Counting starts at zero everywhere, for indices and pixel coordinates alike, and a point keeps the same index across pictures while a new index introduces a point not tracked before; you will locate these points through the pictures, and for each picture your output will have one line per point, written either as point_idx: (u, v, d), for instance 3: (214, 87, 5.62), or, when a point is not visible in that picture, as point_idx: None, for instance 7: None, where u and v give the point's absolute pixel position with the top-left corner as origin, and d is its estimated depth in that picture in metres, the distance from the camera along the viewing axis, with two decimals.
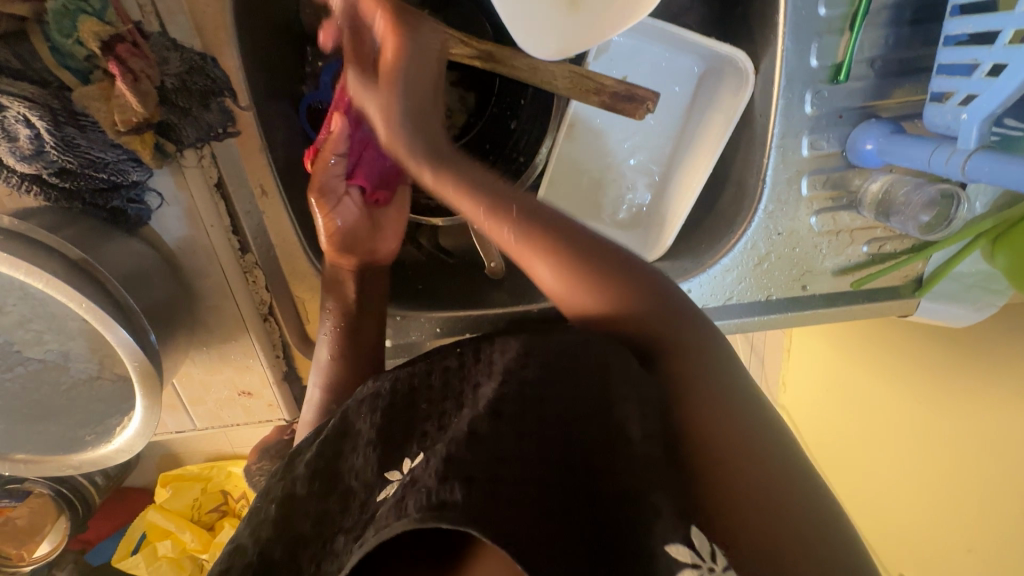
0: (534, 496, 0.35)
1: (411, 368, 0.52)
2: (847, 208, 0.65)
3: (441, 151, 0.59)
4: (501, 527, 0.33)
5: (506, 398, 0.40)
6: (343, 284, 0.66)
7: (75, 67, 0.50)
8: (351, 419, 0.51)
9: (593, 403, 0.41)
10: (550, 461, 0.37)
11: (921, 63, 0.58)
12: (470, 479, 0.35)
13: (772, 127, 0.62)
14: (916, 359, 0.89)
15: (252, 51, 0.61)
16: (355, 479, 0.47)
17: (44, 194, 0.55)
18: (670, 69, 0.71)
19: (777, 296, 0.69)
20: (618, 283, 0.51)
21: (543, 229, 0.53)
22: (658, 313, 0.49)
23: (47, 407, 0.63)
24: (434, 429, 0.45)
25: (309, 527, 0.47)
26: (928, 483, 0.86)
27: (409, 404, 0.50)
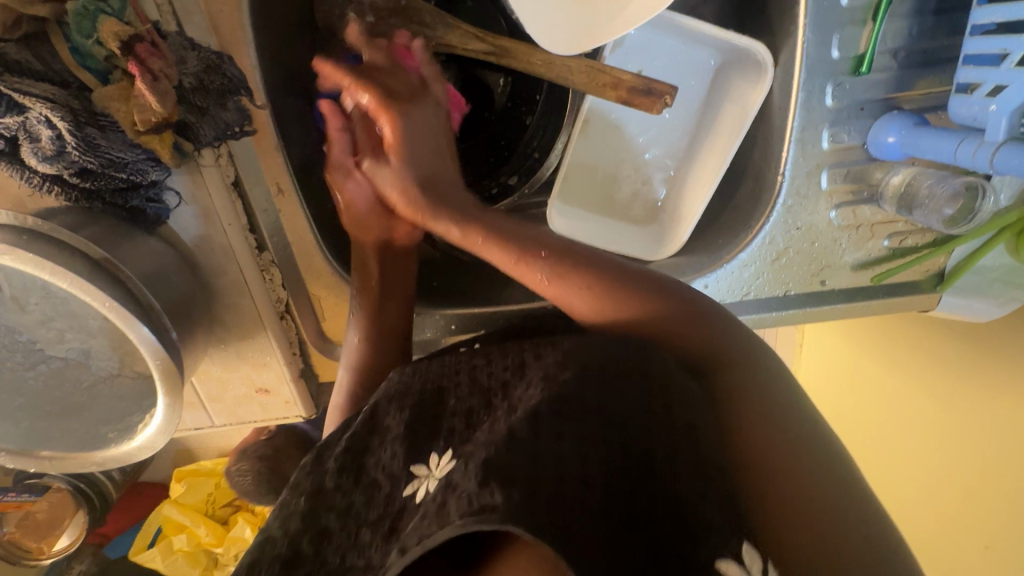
0: (570, 501, 0.35)
1: (443, 365, 0.53)
2: (868, 202, 0.64)
3: (458, 211, 0.62)
4: (549, 529, 0.33)
5: (545, 402, 0.39)
6: (368, 267, 0.65)
7: (95, 67, 0.50)
8: (380, 414, 0.51)
9: (633, 404, 0.40)
10: (587, 462, 0.37)
11: (945, 54, 0.57)
12: (512, 483, 0.35)
13: (791, 120, 0.61)
14: (935, 351, 0.87)
15: (267, 49, 0.61)
16: (382, 472, 0.47)
17: (64, 194, 0.55)
18: (686, 62, 0.70)
19: (795, 291, 0.68)
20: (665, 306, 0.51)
21: (572, 266, 0.55)
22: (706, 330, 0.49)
23: (69, 405, 0.63)
24: (463, 426, 0.46)
25: (335, 520, 0.47)
26: (936, 475, 0.86)
27: (436, 402, 0.50)
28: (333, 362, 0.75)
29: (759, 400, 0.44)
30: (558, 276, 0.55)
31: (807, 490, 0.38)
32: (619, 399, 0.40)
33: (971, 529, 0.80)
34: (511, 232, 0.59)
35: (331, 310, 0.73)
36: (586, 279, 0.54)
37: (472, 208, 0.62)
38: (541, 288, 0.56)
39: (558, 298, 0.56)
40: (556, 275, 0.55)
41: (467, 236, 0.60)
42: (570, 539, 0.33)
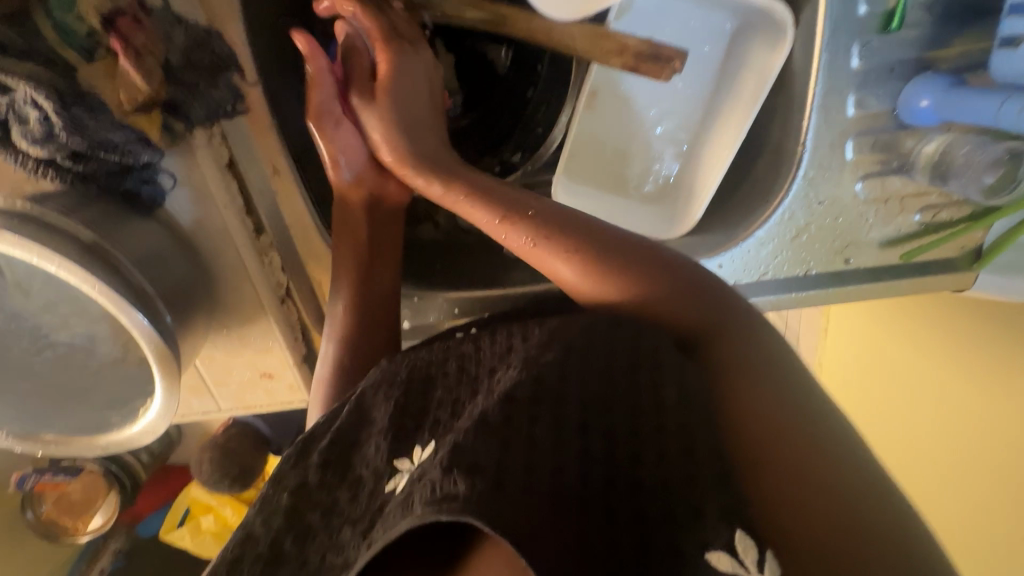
0: (543, 488, 0.34)
1: (430, 353, 0.51)
2: (898, 173, 0.59)
3: (443, 160, 0.58)
4: (511, 524, 0.31)
5: (519, 384, 0.38)
6: (355, 221, 0.61)
7: (78, 45, 0.48)
8: (366, 405, 0.50)
9: (615, 391, 0.38)
10: (563, 450, 0.36)
11: (988, 4, 0.52)
12: (476, 470, 0.34)
13: (813, 85, 0.56)
14: (964, 337, 0.83)
15: (258, 24, 0.59)
16: (366, 467, 0.46)
17: (60, 177, 0.54)
18: (700, 27, 0.65)
19: (817, 270, 0.64)
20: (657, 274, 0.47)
21: (558, 229, 0.51)
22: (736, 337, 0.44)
23: (76, 390, 0.64)
24: (447, 416, 0.45)
25: (319, 518, 0.46)
26: (960, 464, 0.83)
27: (424, 391, 0.49)
28: None
29: (759, 380, 0.41)
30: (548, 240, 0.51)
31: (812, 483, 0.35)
32: (612, 390, 0.38)
33: (992, 521, 0.77)
34: (492, 193, 0.55)
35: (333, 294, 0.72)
36: (575, 247, 0.50)
37: (447, 160, 0.58)
38: (524, 254, 0.52)
39: (548, 270, 0.51)
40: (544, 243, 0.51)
41: (447, 194, 0.56)
42: (536, 534, 0.31)
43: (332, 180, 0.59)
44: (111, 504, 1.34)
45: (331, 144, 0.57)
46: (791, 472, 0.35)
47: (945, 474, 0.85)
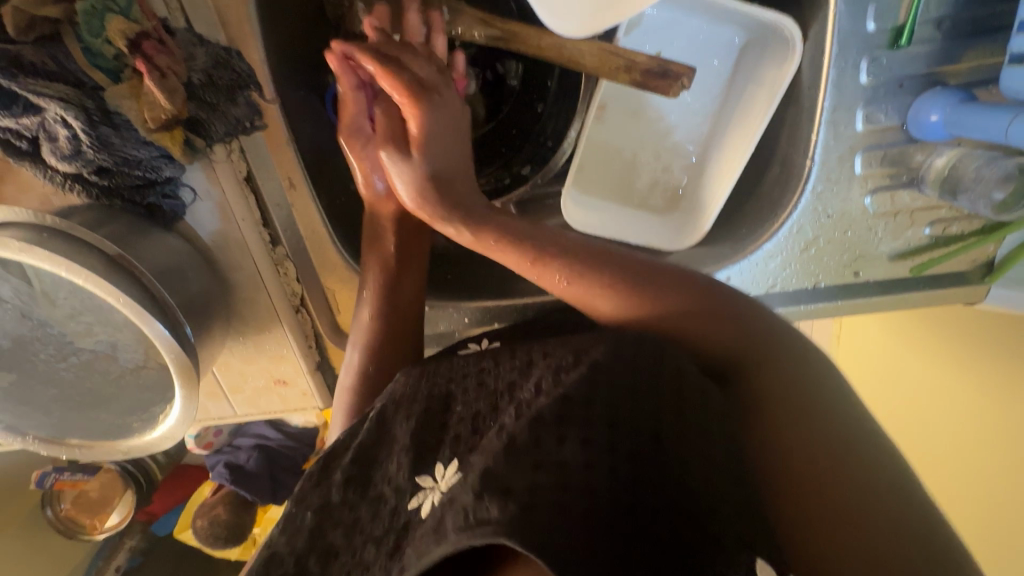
0: (579, 506, 0.34)
1: (448, 372, 0.54)
2: (907, 187, 0.59)
3: (479, 213, 0.56)
4: (553, 546, 0.32)
5: (548, 404, 0.39)
6: (383, 240, 0.65)
7: (105, 66, 0.51)
8: (387, 421, 0.52)
9: (641, 410, 0.39)
10: (596, 466, 0.36)
11: (998, 21, 0.51)
12: (507, 494, 0.35)
13: (821, 101, 0.56)
14: (985, 350, 0.80)
15: (274, 42, 0.60)
16: (387, 484, 0.48)
17: (86, 192, 0.57)
18: (707, 41, 0.66)
19: (826, 283, 0.65)
20: (670, 288, 0.48)
21: (587, 266, 0.51)
22: (710, 322, 0.46)
23: (100, 394, 0.66)
24: (469, 432, 0.47)
25: (341, 535, 0.48)
26: (958, 469, 0.84)
27: (444, 408, 0.50)
28: None
29: (799, 410, 0.41)
30: (557, 266, 0.51)
31: (831, 505, 0.36)
32: (633, 399, 0.39)
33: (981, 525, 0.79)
34: (528, 232, 0.54)
35: (345, 303, 0.73)
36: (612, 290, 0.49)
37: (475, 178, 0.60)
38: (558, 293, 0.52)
39: (583, 302, 0.51)
40: (583, 270, 0.51)
41: (479, 239, 0.55)
42: (566, 550, 0.32)
43: (361, 191, 0.63)
44: (126, 503, 1.39)
45: (360, 159, 0.61)
46: (832, 493, 0.37)
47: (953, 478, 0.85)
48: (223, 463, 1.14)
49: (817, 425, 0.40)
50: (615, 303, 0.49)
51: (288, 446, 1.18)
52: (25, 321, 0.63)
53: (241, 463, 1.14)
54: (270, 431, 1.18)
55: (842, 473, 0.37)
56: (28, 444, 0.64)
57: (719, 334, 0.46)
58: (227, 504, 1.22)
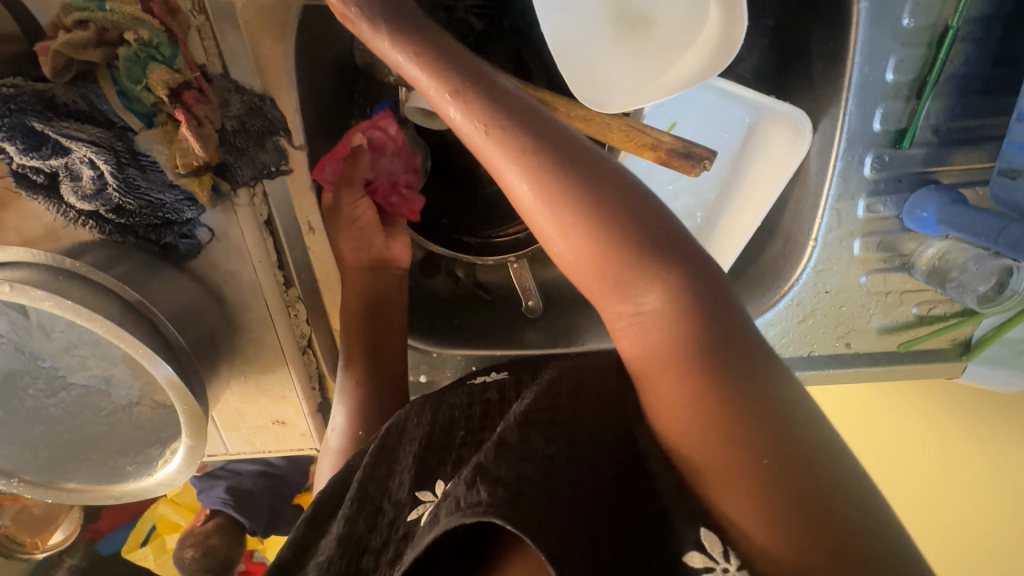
0: (566, 499, 0.34)
1: (462, 399, 0.55)
2: (899, 270, 0.64)
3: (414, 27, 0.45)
4: (525, 520, 0.32)
5: (534, 404, 0.40)
6: (355, 291, 0.68)
7: (140, 111, 0.49)
8: (394, 446, 0.54)
9: (621, 429, 0.39)
10: (579, 460, 0.36)
11: (988, 132, 0.56)
12: (497, 482, 0.34)
13: (827, 188, 0.60)
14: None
15: (305, 90, 0.60)
16: (388, 500, 0.49)
17: (98, 228, 0.55)
18: (718, 117, 0.70)
19: (820, 352, 0.69)
20: (600, 195, 0.38)
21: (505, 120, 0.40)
22: (647, 246, 0.38)
23: (89, 432, 0.64)
24: (468, 458, 0.48)
25: (332, 549, 0.47)
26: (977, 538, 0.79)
27: (447, 432, 0.52)
28: None
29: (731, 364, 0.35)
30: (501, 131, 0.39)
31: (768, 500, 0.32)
32: (620, 420, 0.40)
33: None
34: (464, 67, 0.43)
35: None
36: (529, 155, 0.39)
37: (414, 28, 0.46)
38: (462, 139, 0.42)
39: (489, 165, 0.40)
40: (492, 130, 0.40)
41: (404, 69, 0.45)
42: (556, 532, 0.32)
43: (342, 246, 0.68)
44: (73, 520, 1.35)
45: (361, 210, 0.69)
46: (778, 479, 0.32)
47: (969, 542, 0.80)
48: (221, 486, 1.13)
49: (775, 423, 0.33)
50: (529, 179, 0.38)
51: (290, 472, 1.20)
52: (17, 355, 0.60)
53: (244, 488, 1.14)
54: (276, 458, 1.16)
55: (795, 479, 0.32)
56: (13, 487, 0.62)
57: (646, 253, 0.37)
58: (223, 535, 1.16)
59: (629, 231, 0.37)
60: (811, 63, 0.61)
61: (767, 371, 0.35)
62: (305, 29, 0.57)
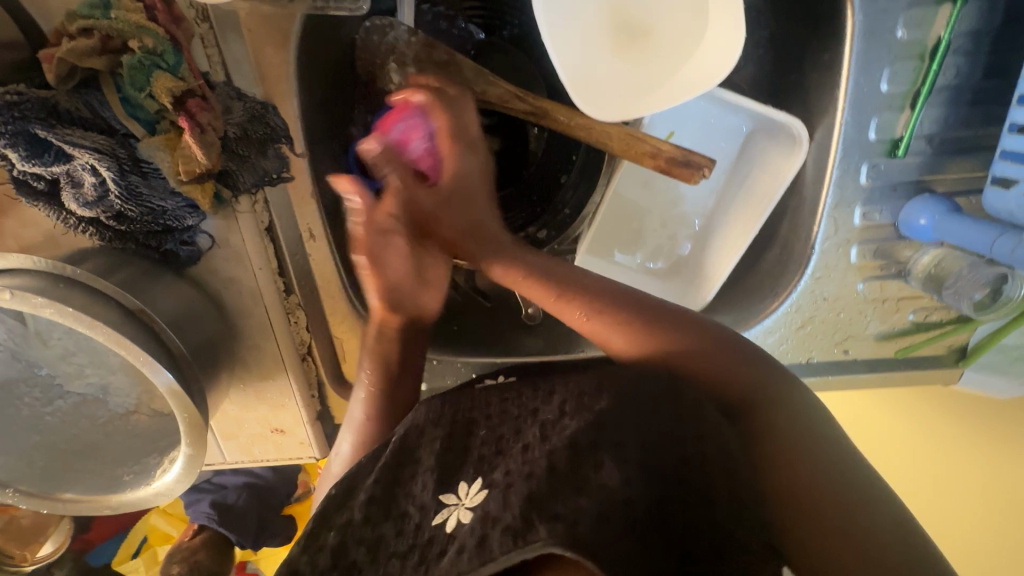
0: (619, 514, 0.41)
1: (471, 401, 0.60)
2: (895, 277, 0.64)
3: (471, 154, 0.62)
4: (585, 541, 0.40)
5: (582, 431, 0.46)
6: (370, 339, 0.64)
7: (144, 118, 0.49)
8: (410, 446, 0.56)
9: (666, 431, 0.46)
10: (631, 482, 0.43)
11: (979, 141, 0.57)
12: (556, 519, 0.41)
13: (824, 196, 0.61)
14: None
15: (308, 98, 0.61)
16: (412, 503, 0.52)
17: (98, 235, 0.55)
18: (716, 125, 0.72)
19: (817, 359, 0.70)
20: (643, 317, 0.58)
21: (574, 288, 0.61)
22: (677, 330, 0.57)
23: (85, 440, 0.63)
24: (491, 455, 0.52)
25: (363, 552, 0.51)
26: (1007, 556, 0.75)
27: (467, 432, 0.56)
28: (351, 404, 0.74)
29: (758, 406, 0.54)
30: (529, 278, 0.62)
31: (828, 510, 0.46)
32: (659, 429, 0.46)
33: None
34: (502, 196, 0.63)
35: (352, 354, 0.73)
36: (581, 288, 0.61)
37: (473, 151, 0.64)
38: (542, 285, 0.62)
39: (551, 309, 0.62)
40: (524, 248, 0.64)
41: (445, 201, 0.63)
42: (613, 558, 0.39)
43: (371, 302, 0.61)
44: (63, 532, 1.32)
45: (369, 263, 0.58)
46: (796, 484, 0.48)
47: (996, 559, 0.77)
48: (207, 502, 1.07)
49: (815, 460, 0.50)
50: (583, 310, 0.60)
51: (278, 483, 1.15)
52: (14, 363, 0.60)
53: (229, 502, 1.08)
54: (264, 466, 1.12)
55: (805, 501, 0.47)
56: (7, 497, 0.60)
57: (677, 335, 0.57)
58: (211, 552, 1.15)
59: (679, 342, 0.56)
60: (805, 72, 0.62)
61: (787, 412, 0.53)
62: (307, 38, 0.58)
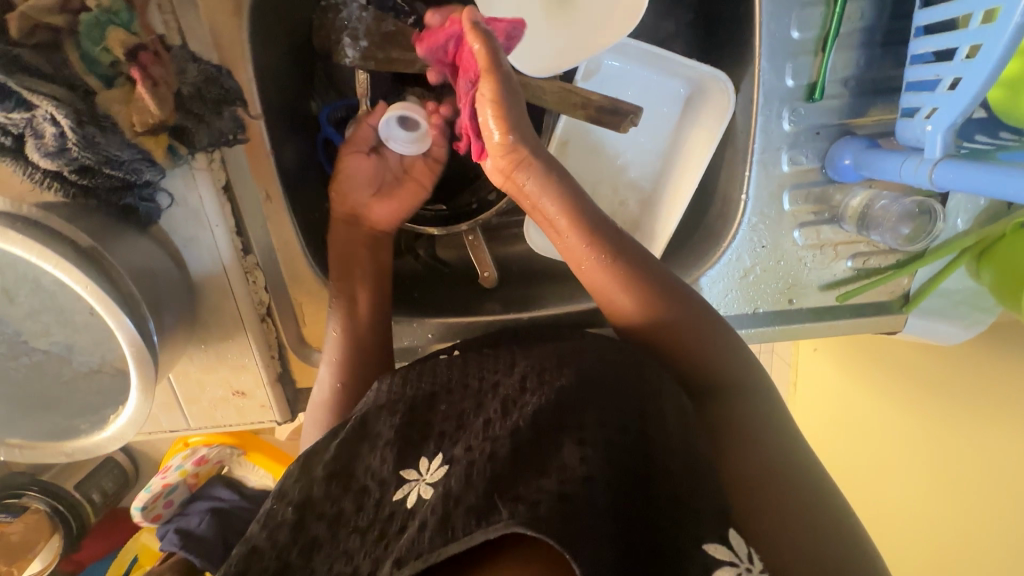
0: (601, 525, 0.44)
1: (433, 375, 0.62)
2: (829, 223, 0.66)
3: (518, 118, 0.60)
4: (549, 526, 0.42)
5: (546, 412, 0.52)
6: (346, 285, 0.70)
7: (100, 72, 0.54)
8: (370, 422, 0.59)
9: (627, 422, 0.52)
10: (589, 461, 0.47)
11: (892, 83, 0.60)
12: (517, 502, 0.44)
13: (751, 143, 0.64)
14: (1000, 430, 0.77)
15: (265, 65, 0.66)
16: (371, 478, 0.54)
17: (62, 190, 0.58)
18: (656, 89, 0.75)
19: (764, 309, 0.71)
20: (640, 283, 0.61)
21: (589, 224, 0.61)
22: (677, 304, 0.61)
23: (49, 396, 0.66)
24: (452, 428, 0.56)
25: (324, 527, 0.53)
26: (919, 497, 0.90)
27: (429, 406, 0.59)
28: (311, 367, 0.76)
29: (743, 393, 0.60)
30: (569, 214, 0.61)
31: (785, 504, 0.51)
32: (624, 418, 0.52)
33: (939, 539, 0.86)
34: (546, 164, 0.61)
35: (313, 317, 0.75)
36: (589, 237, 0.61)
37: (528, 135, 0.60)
38: (557, 221, 0.62)
39: (557, 233, 0.62)
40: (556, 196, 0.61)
41: (512, 180, 0.61)
42: (577, 538, 0.42)
43: (342, 251, 0.72)
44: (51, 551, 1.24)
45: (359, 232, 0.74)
46: (754, 470, 0.54)
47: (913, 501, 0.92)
48: (173, 531, 1.06)
49: (774, 451, 0.55)
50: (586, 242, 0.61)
51: (243, 506, 1.13)
52: None
53: (191, 528, 1.06)
54: (226, 492, 1.15)
55: (776, 483, 0.52)
56: None
57: (676, 308, 0.61)
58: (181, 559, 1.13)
59: (671, 316, 0.61)
60: (729, 30, 0.67)
61: (767, 413, 0.58)
62: (260, 9, 0.63)
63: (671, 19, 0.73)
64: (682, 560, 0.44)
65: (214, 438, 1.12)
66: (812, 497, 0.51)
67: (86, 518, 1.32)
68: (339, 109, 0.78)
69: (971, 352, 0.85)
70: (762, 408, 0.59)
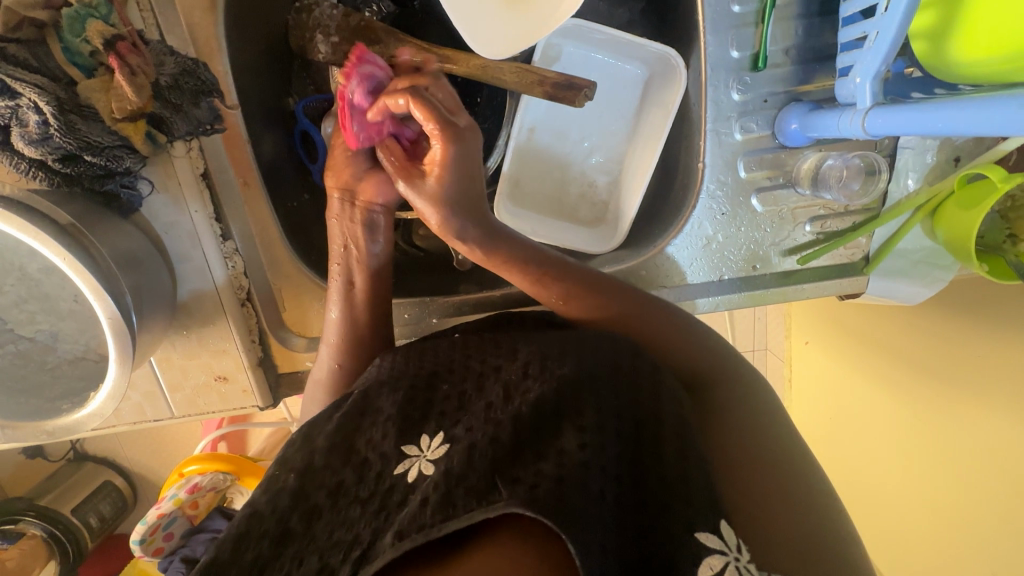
0: (596, 509, 0.43)
1: (437, 355, 0.60)
2: (786, 187, 0.69)
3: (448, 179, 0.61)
4: (549, 503, 0.41)
5: (546, 398, 0.50)
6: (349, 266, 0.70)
7: (82, 64, 0.58)
8: (371, 396, 0.57)
9: (627, 401, 0.53)
10: (588, 447, 0.47)
11: (830, 51, 0.64)
12: (517, 482, 0.43)
13: (704, 113, 0.67)
14: (971, 411, 0.83)
15: (242, 61, 0.71)
16: (372, 451, 0.52)
17: (46, 180, 0.59)
18: (615, 74, 0.79)
19: (729, 275, 0.72)
20: (595, 295, 0.64)
21: (530, 262, 0.64)
22: (630, 303, 0.65)
23: (34, 382, 0.68)
24: (453, 408, 0.54)
25: (324, 496, 0.50)
26: (909, 485, 0.94)
27: (430, 386, 0.57)
28: (292, 351, 0.78)
29: (720, 375, 0.63)
30: (512, 263, 0.64)
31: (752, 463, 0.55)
32: (620, 398, 0.52)
33: (932, 523, 0.90)
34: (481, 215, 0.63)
35: (292, 301, 0.78)
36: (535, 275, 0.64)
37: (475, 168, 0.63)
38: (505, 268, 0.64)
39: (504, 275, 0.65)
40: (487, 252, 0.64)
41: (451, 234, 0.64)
42: (577, 518, 0.41)
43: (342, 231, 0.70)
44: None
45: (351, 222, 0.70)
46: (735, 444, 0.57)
47: (904, 491, 0.95)
48: (178, 560, 1.05)
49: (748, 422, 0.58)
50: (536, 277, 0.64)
51: None
52: None
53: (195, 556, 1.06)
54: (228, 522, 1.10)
55: (747, 445, 0.56)
56: None
57: (629, 305, 0.65)
58: None
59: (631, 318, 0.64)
60: (678, 12, 0.71)
61: (752, 399, 0.61)
62: (236, 7, 0.68)
63: (626, 7, 0.78)
64: (676, 543, 0.45)
65: (209, 465, 1.04)
66: (782, 465, 0.54)
67: (83, 543, 1.29)
68: (315, 102, 0.81)
69: (952, 327, 0.88)
70: (739, 382, 0.62)
